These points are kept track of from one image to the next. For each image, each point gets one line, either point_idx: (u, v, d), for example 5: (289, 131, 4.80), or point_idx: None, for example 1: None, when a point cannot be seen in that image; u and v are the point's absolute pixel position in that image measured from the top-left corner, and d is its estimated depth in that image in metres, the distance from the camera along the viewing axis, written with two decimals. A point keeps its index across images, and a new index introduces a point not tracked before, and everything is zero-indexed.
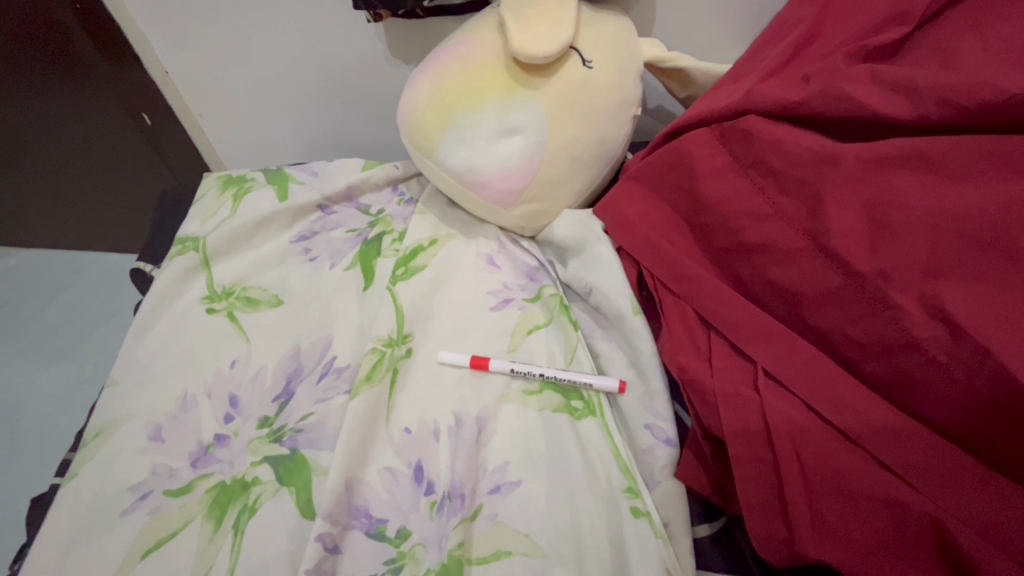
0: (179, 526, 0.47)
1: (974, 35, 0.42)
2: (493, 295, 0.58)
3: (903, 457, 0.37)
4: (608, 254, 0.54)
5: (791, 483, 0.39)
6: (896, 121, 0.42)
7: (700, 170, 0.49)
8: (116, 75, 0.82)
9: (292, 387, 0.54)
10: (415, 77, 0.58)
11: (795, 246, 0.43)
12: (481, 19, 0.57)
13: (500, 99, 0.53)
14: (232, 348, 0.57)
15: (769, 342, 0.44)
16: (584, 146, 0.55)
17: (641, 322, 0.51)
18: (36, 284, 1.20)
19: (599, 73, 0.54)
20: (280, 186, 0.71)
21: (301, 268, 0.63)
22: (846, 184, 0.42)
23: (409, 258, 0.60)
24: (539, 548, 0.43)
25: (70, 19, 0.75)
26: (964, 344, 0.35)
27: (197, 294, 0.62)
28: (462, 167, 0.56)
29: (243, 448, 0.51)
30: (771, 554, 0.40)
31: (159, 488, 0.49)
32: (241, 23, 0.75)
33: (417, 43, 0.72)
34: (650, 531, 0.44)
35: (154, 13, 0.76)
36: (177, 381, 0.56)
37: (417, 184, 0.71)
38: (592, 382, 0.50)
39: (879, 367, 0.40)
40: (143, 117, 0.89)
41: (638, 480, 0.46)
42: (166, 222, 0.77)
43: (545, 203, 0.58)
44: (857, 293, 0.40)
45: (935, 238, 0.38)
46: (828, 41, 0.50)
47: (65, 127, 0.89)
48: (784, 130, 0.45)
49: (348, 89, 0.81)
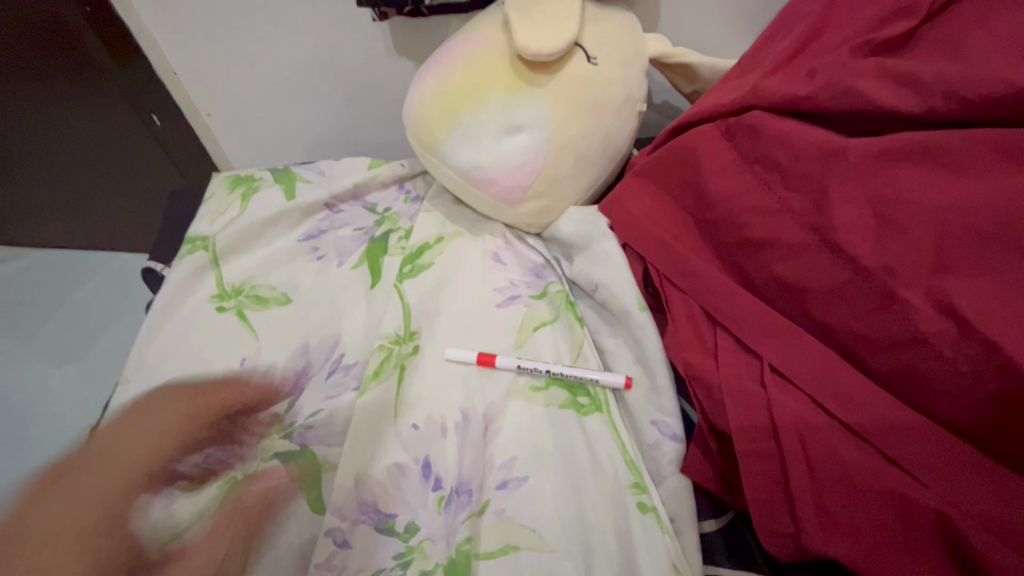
0: (191, 521, 0.48)
1: (983, 28, 0.42)
2: (499, 292, 0.58)
3: (909, 452, 0.37)
4: (614, 251, 0.54)
5: (797, 478, 0.39)
6: (903, 115, 0.42)
7: (705, 166, 0.49)
8: (124, 76, 0.83)
9: (301, 385, 0.55)
10: (420, 74, 0.58)
11: (800, 242, 0.43)
12: (486, 16, 0.58)
13: (505, 97, 0.54)
14: (242, 346, 0.58)
15: (776, 338, 0.44)
16: (590, 142, 0.55)
17: (647, 318, 0.51)
18: (49, 284, 1.22)
19: (604, 69, 0.54)
20: (287, 185, 0.71)
21: (309, 267, 0.64)
22: (852, 179, 0.42)
23: (415, 256, 0.61)
24: (546, 543, 0.43)
25: (80, 22, 0.76)
26: (972, 339, 0.35)
27: (207, 293, 0.63)
28: (467, 165, 0.56)
29: (253, 445, 0.52)
30: (777, 548, 0.40)
31: (173, 483, 0.50)
32: (248, 22, 0.75)
33: (422, 41, 0.72)
34: (657, 526, 0.44)
35: (162, 13, 0.77)
36: (188, 379, 0.56)
37: (423, 182, 0.72)
38: (598, 378, 0.51)
39: (887, 363, 0.39)
40: (151, 117, 0.90)
41: (645, 475, 0.47)
42: (175, 223, 0.77)
43: (550, 200, 0.58)
44: (864, 289, 0.40)
45: (943, 232, 0.38)
46: (835, 35, 0.49)
47: (76, 126, 0.90)
48: (790, 125, 0.45)
49: (354, 88, 0.82)
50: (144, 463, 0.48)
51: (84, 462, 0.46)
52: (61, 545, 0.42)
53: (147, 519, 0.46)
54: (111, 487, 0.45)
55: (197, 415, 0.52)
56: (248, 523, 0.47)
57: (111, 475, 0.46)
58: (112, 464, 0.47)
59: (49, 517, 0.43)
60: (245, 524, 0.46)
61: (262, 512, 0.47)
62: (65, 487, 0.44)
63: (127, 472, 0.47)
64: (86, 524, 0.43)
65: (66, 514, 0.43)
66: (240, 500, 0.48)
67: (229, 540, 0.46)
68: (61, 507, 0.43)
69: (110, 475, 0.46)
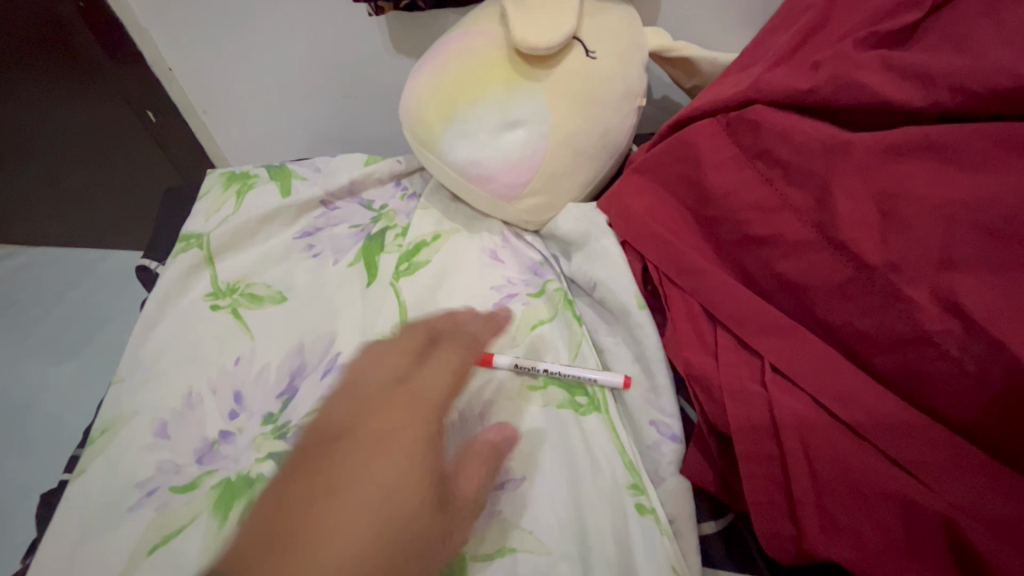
0: (184, 522, 0.47)
1: (991, 19, 0.41)
2: (496, 290, 0.57)
3: (915, 453, 0.37)
4: (612, 248, 0.53)
5: (799, 480, 0.38)
6: (908, 109, 0.41)
7: (706, 161, 0.48)
8: (120, 74, 0.82)
9: (296, 384, 0.54)
10: (416, 69, 0.57)
11: (802, 239, 0.43)
12: (483, 10, 0.57)
13: (503, 91, 0.53)
14: (236, 345, 0.57)
15: (776, 337, 0.43)
16: (589, 138, 0.54)
17: (646, 316, 0.50)
18: (47, 282, 1.22)
19: (603, 63, 0.53)
20: (283, 182, 0.70)
21: (305, 264, 0.63)
22: (856, 174, 0.41)
23: (412, 254, 0.60)
24: (544, 545, 0.42)
25: (75, 18, 0.74)
26: (978, 338, 0.34)
27: (202, 291, 0.62)
28: (464, 161, 0.55)
29: (247, 446, 0.51)
30: (778, 551, 0.40)
31: (165, 484, 0.49)
32: (243, 17, 0.75)
33: (419, 36, 0.72)
34: (656, 528, 0.43)
35: (157, 9, 0.76)
36: (182, 379, 0.56)
37: (420, 178, 0.71)
38: (597, 378, 0.50)
39: (891, 363, 0.39)
40: (147, 114, 0.88)
41: (644, 476, 0.46)
42: (170, 221, 0.77)
43: (549, 197, 0.57)
44: (867, 287, 0.39)
45: (949, 229, 0.37)
46: (838, 28, 0.48)
47: (71, 122, 0.89)
48: (792, 120, 0.44)
49: (351, 84, 0.81)
50: (403, 395, 0.43)
51: (368, 414, 0.42)
52: (398, 476, 0.38)
53: (454, 465, 0.42)
54: (375, 429, 0.41)
55: (465, 366, 0.47)
56: (490, 470, 0.43)
57: (330, 441, 0.41)
58: (322, 439, 0.41)
59: (269, 507, 0.37)
60: (489, 471, 0.43)
61: (495, 457, 0.44)
62: (372, 432, 0.41)
63: (371, 409, 0.42)
64: (355, 459, 0.39)
65: (326, 480, 0.38)
66: (465, 455, 0.43)
67: (480, 486, 0.43)
68: (304, 469, 0.39)
69: (360, 423, 0.42)
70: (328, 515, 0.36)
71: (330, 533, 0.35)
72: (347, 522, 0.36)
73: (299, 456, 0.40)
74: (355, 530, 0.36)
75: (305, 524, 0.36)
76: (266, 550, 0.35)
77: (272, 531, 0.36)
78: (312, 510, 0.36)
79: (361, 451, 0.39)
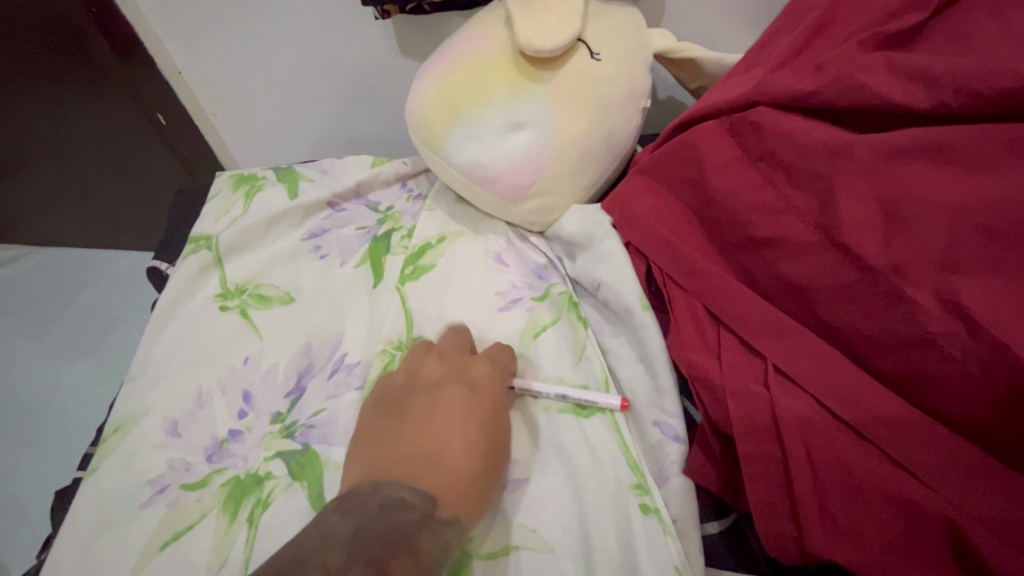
0: (195, 519, 0.48)
1: (996, 20, 0.41)
2: (502, 295, 0.57)
3: (918, 455, 0.37)
4: (616, 249, 0.53)
5: (801, 481, 0.39)
6: (912, 110, 0.41)
7: (709, 163, 0.48)
8: (129, 76, 0.84)
9: (304, 383, 0.55)
10: (422, 72, 0.57)
11: (805, 240, 0.43)
12: (488, 12, 0.57)
13: (508, 95, 0.53)
14: (245, 345, 0.58)
15: (781, 338, 0.43)
16: (594, 140, 0.55)
17: (650, 317, 0.50)
18: (59, 282, 1.23)
19: (607, 65, 0.53)
20: (291, 185, 0.71)
21: (312, 266, 0.64)
22: (859, 176, 0.41)
23: (417, 256, 0.60)
24: (547, 543, 0.43)
25: (86, 22, 0.76)
26: (982, 340, 0.34)
27: (211, 291, 0.63)
28: (470, 164, 0.55)
29: (256, 444, 0.52)
30: (780, 551, 0.40)
31: (176, 482, 0.50)
32: (250, 21, 0.75)
33: (425, 38, 0.72)
34: (660, 529, 0.43)
35: (166, 13, 0.77)
36: (192, 379, 0.57)
37: (426, 180, 0.71)
38: (597, 400, 0.49)
39: (895, 365, 0.39)
40: (156, 116, 0.90)
41: (648, 477, 0.46)
42: (180, 223, 0.78)
43: (554, 200, 0.57)
44: (870, 288, 0.39)
45: (952, 230, 0.37)
46: (842, 29, 0.48)
47: (81, 125, 0.91)
48: (795, 122, 0.45)
49: (357, 85, 0.81)
50: (477, 359, 0.48)
51: (455, 371, 0.47)
52: (486, 415, 0.43)
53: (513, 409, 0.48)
54: (460, 381, 0.45)
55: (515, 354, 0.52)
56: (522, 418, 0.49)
57: (421, 392, 0.45)
58: (405, 394, 0.46)
59: (389, 440, 0.41)
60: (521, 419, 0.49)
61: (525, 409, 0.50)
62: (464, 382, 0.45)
63: (451, 369, 0.47)
64: (457, 398, 0.43)
65: (430, 415, 0.42)
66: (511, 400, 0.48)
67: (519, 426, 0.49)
68: (412, 413, 0.43)
69: (446, 377, 0.46)
70: (452, 440, 0.41)
71: (461, 457, 0.40)
72: (458, 444, 0.40)
73: (396, 405, 0.45)
74: (472, 457, 0.40)
75: (435, 446, 0.40)
76: (408, 464, 0.39)
77: (406, 452, 0.40)
78: (432, 437, 0.41)
79: (458, 395, 0.43)
